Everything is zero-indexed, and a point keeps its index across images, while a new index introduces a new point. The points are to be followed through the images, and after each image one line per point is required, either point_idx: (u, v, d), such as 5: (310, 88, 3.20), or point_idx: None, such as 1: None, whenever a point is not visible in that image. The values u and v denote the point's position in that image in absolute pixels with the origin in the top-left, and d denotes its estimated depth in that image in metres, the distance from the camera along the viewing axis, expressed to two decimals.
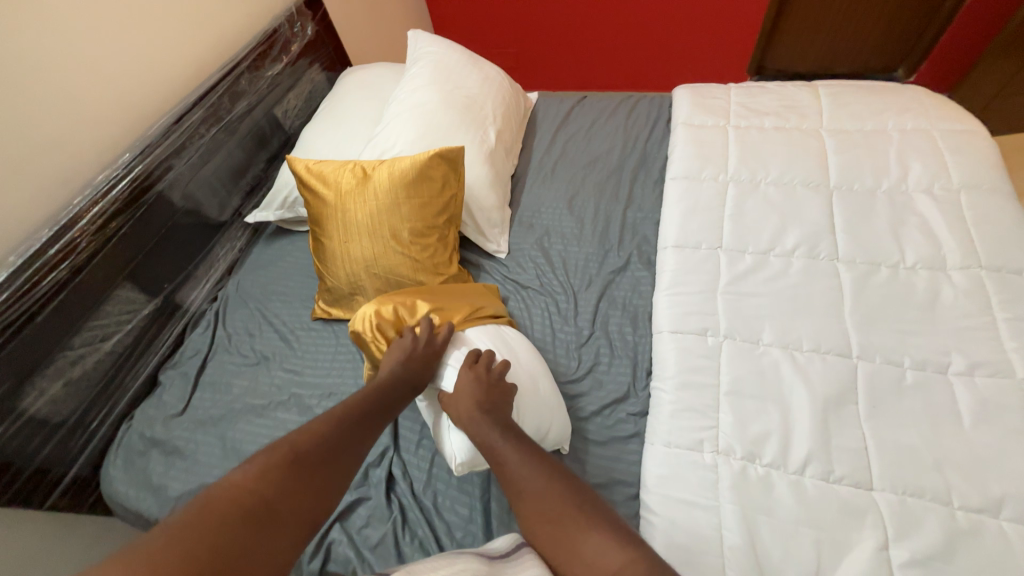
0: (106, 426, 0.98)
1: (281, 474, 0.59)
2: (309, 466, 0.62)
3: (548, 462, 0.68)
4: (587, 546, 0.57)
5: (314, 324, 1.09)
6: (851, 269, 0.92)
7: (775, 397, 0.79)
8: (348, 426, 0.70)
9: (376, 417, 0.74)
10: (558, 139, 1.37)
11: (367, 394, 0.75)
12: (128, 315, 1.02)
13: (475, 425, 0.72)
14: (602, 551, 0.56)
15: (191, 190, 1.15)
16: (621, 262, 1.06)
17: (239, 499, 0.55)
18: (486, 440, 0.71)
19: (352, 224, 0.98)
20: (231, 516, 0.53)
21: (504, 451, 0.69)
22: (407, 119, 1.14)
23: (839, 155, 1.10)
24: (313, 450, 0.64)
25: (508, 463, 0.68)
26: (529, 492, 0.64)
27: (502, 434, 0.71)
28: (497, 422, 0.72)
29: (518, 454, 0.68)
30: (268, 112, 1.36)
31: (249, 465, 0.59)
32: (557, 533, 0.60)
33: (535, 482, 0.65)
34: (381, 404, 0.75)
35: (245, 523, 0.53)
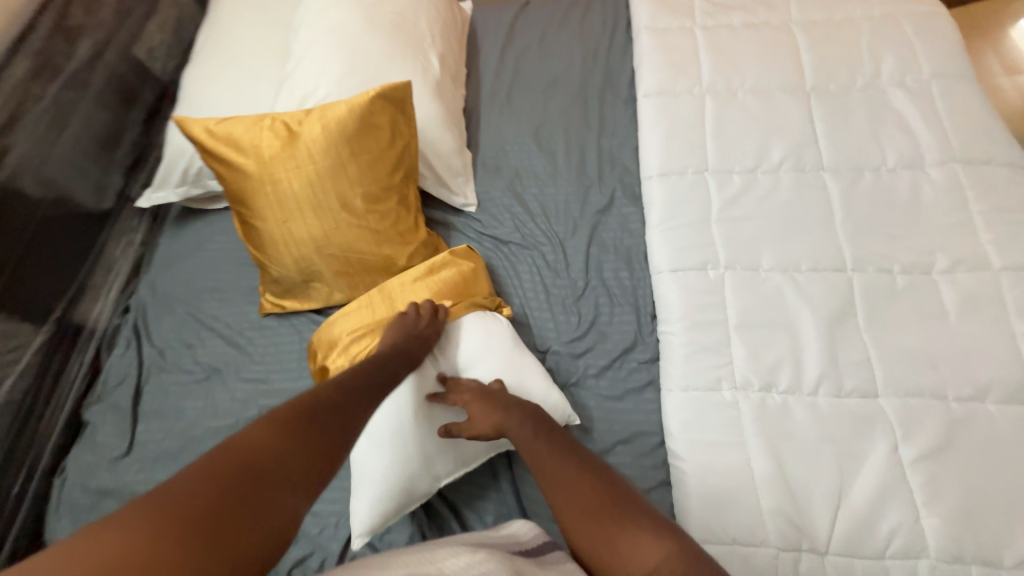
0: (31, 485, 0.80)
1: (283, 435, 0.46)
2: (313, 421, 0.49)
3: (580, 451, 0.60)
4: (624, 545, 0.49)
5: (266, 321, 0.93)
6: (837, 178, 0.89)
7: (782, 322, 0.78)
8: (353, 385, 0.57)
9: (381, 380, 0.62)
10: (508, 59, 1.18)
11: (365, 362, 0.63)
12: (14, 351, 0.80)
13: (501, 423, 0.66)
14: (643, 553, 0.48)
15: (48, 176, 0.87)
16: (605, 199, 0.97)
17: (238, 464, 0.42)
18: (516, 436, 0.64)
19: (288, 198, 0.79)
20: (225, 483, 0.40)
21: (540, 443, 0.61)
22: (325, 51, 0.90)
23: (813, 52, 1.03)
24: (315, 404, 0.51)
25: (538, 458, 0.60)
26: (563, 488, 0.56)
27: (534, 427, 0.64)
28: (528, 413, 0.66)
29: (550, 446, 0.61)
30: (125, 54, 1.03)
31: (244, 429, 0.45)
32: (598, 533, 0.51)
33: (569, 476, 0.56)
34: (380, 372, 0.63)
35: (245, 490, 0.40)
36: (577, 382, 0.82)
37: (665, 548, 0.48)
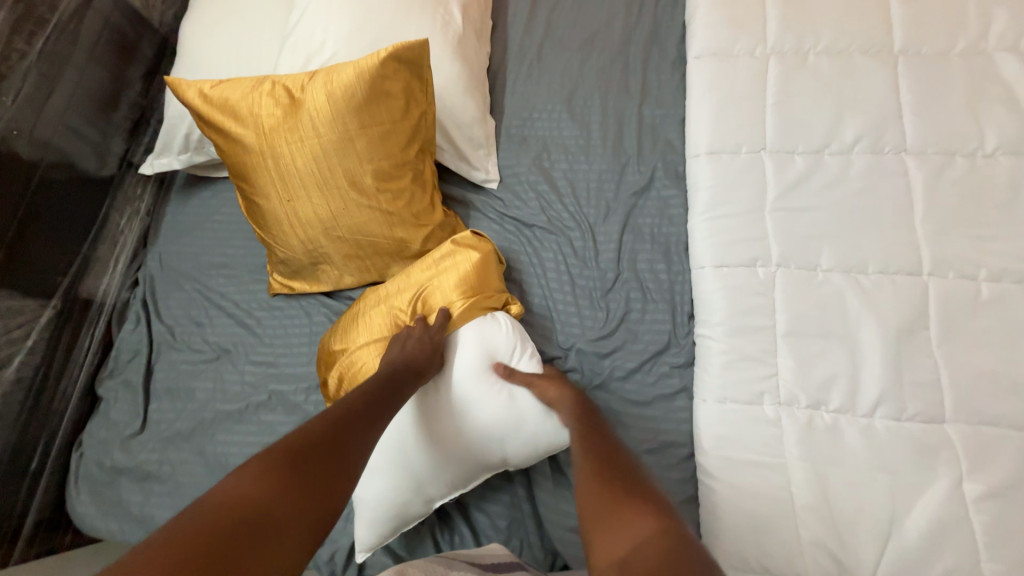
0: (51, 458, 0.82)
1: (283, 475, 0.44)
2: (315, 455, 0.47)
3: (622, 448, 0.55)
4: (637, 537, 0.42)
5: (275, 301, 0.88)
6: (921, 163, 0.76)
7: (840, 333, 0.69)
8: (360, 411, 0.54)
9: (388, 401, 0.58)
10: (540, 9, 1.03)
11: (377, 378, 0.60)
12: (21, 327, 0.79)
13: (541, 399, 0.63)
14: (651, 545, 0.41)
15: (41, 138, 0.82)
16: (643, 179, 0.86)
17: (237, 511, 0.40)
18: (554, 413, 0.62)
19: (291, 174, 0.71)
20: (222, 528, 0.39)
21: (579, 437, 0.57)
22: (332, 1, 0.79)
23: (905, 6, 0.86)
24: (318, 437, 0.49)
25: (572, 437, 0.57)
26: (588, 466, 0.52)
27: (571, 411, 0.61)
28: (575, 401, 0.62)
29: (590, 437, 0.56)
30: (118, 1, 0.93)
31: (241, 471, 0.44)
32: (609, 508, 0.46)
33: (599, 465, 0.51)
34: (385, 388, 0.59)
35: (246, 534, 0.39)
36: (602, 385, 0.76)
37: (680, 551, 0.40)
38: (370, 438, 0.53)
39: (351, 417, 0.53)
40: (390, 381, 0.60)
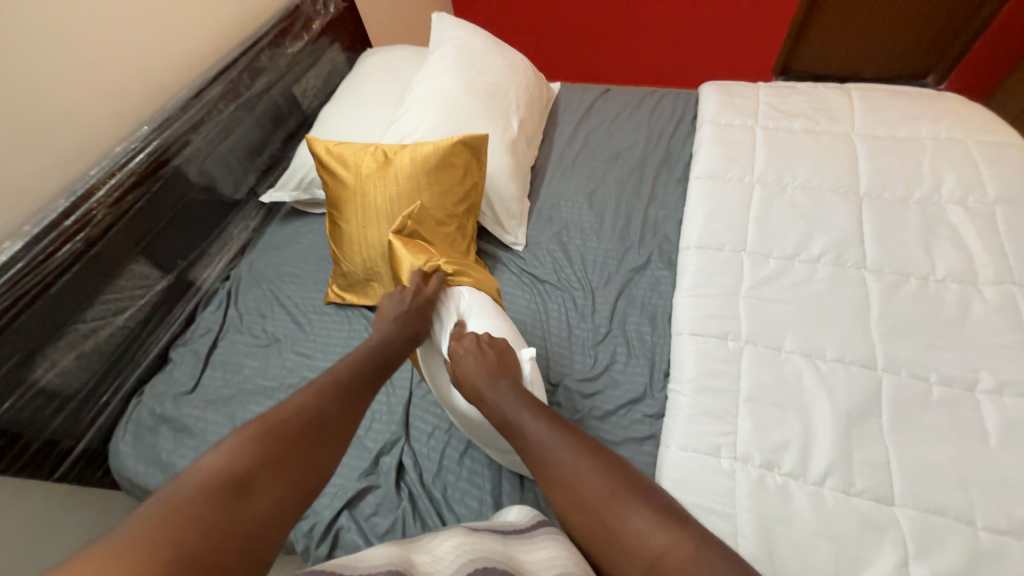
0: (116, 400, 0.98)
1: (260, 448, 0.54)
2: (294, 434, 0.57)
3: (576, 433, 0.63)
4: (631, 528, 0.54)
5: (327, 308, 1.08)
6: (878, 279, 0.90)
7: (797, 405, 0.77)
8: (339, 392, 0.64)
9: (365, 387, 0.67)
10: (580, 132, 1.35)
11: (357, 361, 0.70)
12: (141, 290, 1.02)
13: (491, 395, 0.68)
14: (647, 534, 0.53)
15: (207, 166, 1.13)
16: (641, 260, 1.04)
17: (217, 481, 0.49)
18: (504, 412, 0.67)
19: (371, 209, 0.96)
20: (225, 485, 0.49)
21: (532, 427, 0.64)
22: (429, 105, 1.11)
23: (869, 162, 1.07)
24: (298, 416, 0.58)
25: (532, 432, 0.63)
26: (561, 468, 0.59)
27: (519, 403, 0.67)
28: (517, 391, 0.68)
29: (542, 428, 0.63)
30: (287, 91, 1.34)
31: (222, 447, 0.53)
32: (599, 519, 0.56)
33: (566, 459, 0.60)
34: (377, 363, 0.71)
35: (228, 498, 0.48)
36: (580, 419, 0.85)
37: (666, 531, 0.53)
38: (344, 421, 0.62)
39: (329, 399, 0.62)
40: (367, 366, 0.70)
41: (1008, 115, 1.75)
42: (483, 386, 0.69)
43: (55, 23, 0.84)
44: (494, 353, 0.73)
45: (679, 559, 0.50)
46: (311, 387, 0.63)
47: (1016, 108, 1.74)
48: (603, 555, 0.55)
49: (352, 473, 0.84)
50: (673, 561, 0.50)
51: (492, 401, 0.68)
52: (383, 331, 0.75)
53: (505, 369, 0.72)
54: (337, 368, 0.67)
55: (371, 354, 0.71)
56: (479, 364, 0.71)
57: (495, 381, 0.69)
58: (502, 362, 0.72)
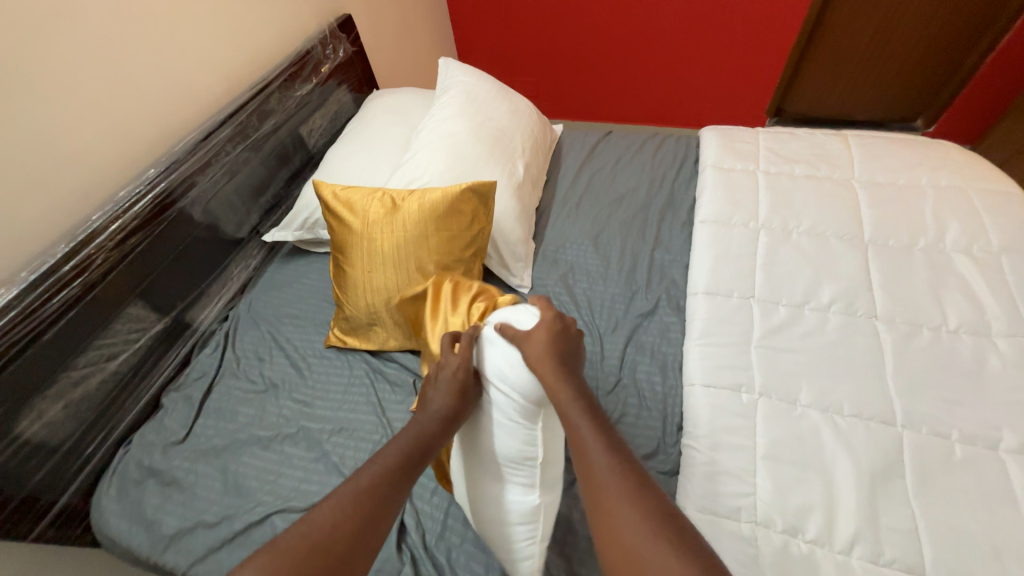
0: (102, 451, 0.93)
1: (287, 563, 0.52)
2: (318, 545, 0.54)
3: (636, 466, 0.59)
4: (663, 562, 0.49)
5: (328, 351, 1.06)
6: (891, 329, 0.89)
7: (816, 465, 0.74)
8: (355, 511, 0.58)
9: (404, 483, 0.63)
10: (584, 173, 1.37)
11: (393, 463, 0.64)
12: (137, 333, 0.99)
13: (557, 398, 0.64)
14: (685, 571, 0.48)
15: (212, 207, 1.13)
16: (649, 305, 1.03)
17: None
18: (569, 422, 0.63)
19: (378, 254, 0.95)
20: None
21: (590, 446, 0.61)
22: (436, 149, 1.12)
23: (873, 210, 1.08)
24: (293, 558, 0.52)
25: (589, 448, 0.60)
26: (610, 487, 0.57)
27: (589, 420, 0.63)
28: (585, 406, 0.64)
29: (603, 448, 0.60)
30: (293, 131, 1.35)
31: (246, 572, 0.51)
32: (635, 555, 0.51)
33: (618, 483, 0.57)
34: (417, 455, 0.66)
35: None
36: None
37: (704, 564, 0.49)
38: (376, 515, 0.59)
39: (353, 507, 0.58)
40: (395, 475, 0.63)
41: (999, 158, 1.80)
42: (562, 388, 0.65)
43: (64, 72, 0.85)
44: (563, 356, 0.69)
45: None
46: (327, 506, 0.58)
47: (1006, 151, 1.78)
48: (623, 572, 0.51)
49: None
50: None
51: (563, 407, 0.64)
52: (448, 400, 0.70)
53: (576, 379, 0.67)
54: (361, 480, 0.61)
55: (413, 448, 0.66)
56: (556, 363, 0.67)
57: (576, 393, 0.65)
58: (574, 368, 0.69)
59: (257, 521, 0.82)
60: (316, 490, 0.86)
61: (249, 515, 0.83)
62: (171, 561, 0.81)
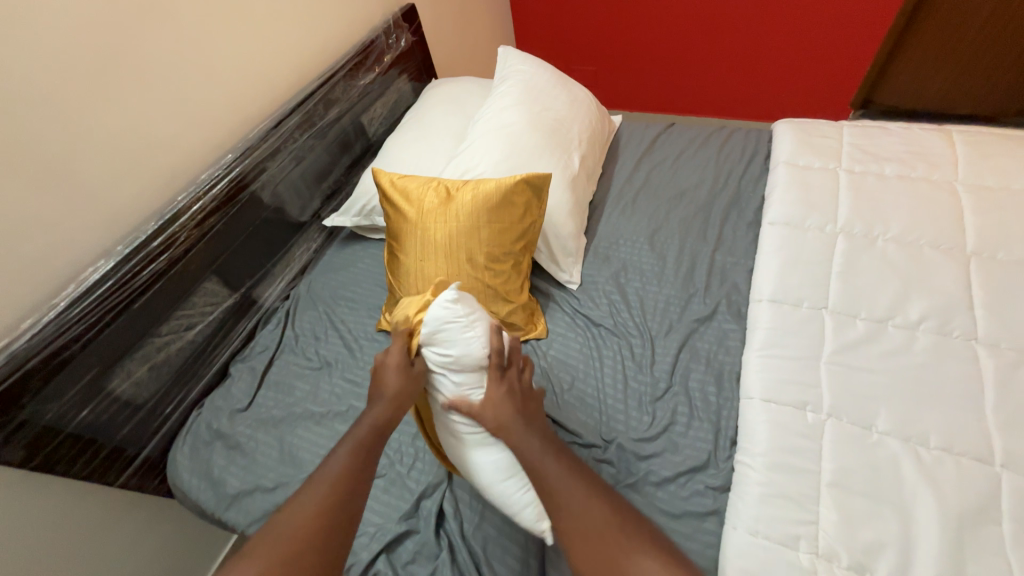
0: (178, 412, 1.02)
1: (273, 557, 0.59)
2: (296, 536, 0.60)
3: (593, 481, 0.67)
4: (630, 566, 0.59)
5: (378, 335, 1.09)
6: (994, 355, 0.78)
7: (892, 500, 0.67)
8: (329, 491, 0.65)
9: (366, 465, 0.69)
10: (642, 168, 1.31)
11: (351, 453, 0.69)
12: (211, 306, 1.07)
13: (509, 427, 0.70)
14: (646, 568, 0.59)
15: (279, 191, 1.19)
16: (706, 310, 0.98)
17: None
18: (525, 448, 0.69)
19: (430, 243, 0.96)
20: None
21: (546, 460, 0.68)
22: (491, 139, 1.11)
23: (979, 217, 0.95)
24: (288, 540, 0.60)
25: (545, 472, 0.67)
26: (570, 507, 0.64)
27: (541, 442, 0.69)
28: (536, 430, 0.71)
29: (557, 466, 0.67)
30: (355, 119, 1.39)
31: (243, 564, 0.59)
32: (606, 557, 0.60)
33: (576, 497, 0.64)
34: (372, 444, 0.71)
35: None
36: (634, 483, 0.79)
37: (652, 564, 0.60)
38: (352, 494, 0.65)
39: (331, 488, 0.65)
40: (362, 454, 0.69)
41: None
42: (516, 422, 0.70)
43: (155, 61, 0.92)
44: (518, 387, 0.74)
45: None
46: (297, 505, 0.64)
47: None
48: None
49: (391, 514, 0.82)
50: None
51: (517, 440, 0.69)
52: (396, 379, 0.74)
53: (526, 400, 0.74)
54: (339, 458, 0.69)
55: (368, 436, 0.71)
56: (509, 397, 0.72)
57: (526, 419, 0.71)
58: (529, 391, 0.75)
59: None
60: None
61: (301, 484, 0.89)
62: (233, 518, 0.89)
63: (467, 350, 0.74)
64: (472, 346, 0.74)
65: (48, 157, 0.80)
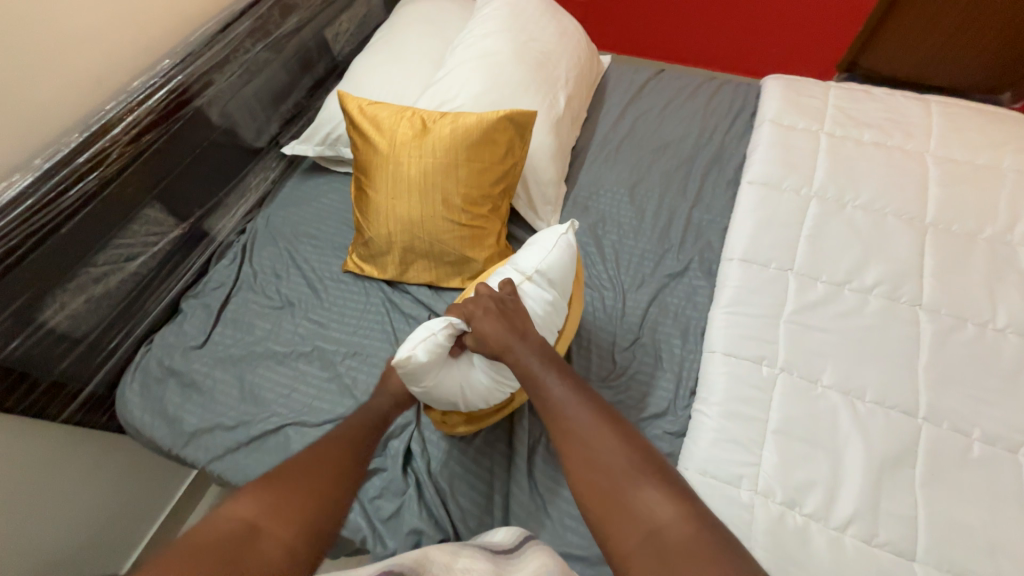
0: (124, 347, 0.96)
1: (266, 499, 0.53)
2: (297, 488, 0.54)
3: (625, 428, 0.59)
4: (637, 496, 0.53)
5: (344, 276, 1.04)
6: (933, 320, 0.84)
7: (827, 445, 0.74)
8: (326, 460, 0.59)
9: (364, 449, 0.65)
10: (627, 115, 1.25)
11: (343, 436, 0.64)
12: (155, 236, 0.97)
13: (514, 347, 0.68)
14: (655, 502, 0.52)
15: (230, 110, 1.06)
16: (679, 266, 0.99)
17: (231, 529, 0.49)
18: (525, 366, 0.67)
19: (403, 180, 0.90)
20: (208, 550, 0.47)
21: (550, 384, 0.64)
22: (472, 69, 1.02)
23: (941, 189, 0.98)
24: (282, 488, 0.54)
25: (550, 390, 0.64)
26: (573, 429, 0.59)
27: (545, 364, 0.66)
28: (540, 351, 0.68)
29: (583, 410, 0.61)
30: (318, 33, 1.23)
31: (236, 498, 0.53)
32: (605, 483, 0.54)
33: (580, 421, 0.60)
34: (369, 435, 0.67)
35: (233, 546, 0.48)
36: None
37: (671, 500, 0.52)
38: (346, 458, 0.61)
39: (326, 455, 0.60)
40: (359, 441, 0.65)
41: None
42: (506, 335, 0.69)
43: None
44: (510, 308, 0.72)
45: (689, 534, 0.49)
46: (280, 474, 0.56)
47: None
48: (614, 533, 0.52)
49: None
50: (676, 531, 0.49)
51: (541, 380, 0.65)
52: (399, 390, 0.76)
53: (525, 323, 0.71)
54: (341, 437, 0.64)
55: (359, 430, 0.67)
56: (503, 319, 0.70)
57: (531, 339, 0.69)
58: (533, 328, 0.71)
59: (273, 430, 0.86)
60: (328, 407, 0.88)
61: (264, 423, 0.87)
62: (191, 454, 0.87)
63: (546, 259, 0.78)
64: (552, 266, 0.78)
65: None
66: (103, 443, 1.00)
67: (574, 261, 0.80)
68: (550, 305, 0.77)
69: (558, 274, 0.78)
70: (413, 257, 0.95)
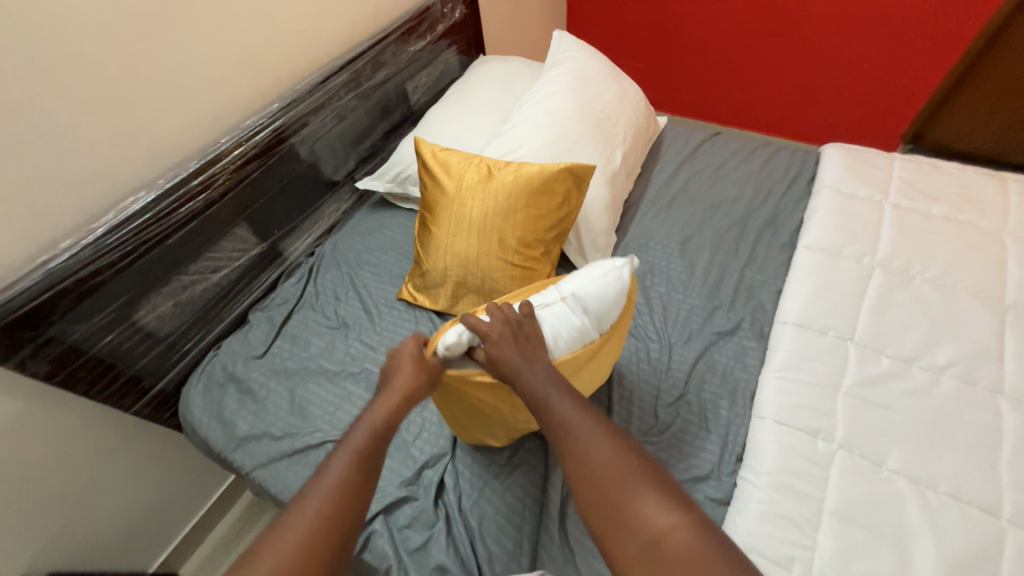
0: (196, 350, 1.05)
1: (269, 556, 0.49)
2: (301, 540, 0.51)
3: (622, 436, 0.57)
4: (639, 508, 0.50)
5: (398, 304, 1.10)
6: (1017, 410, 0.77)
7: (892, 536, 0.67)
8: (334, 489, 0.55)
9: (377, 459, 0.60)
10: (681, 173, 1.29)
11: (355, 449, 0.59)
12: (239, 253, 1.08)
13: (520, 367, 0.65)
14: (659, 515, 0.49)
15: (317, 148, 1.19)
16: (729, 324, 0.97)
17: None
18: (531, 388, 0.64)
19: (464, 219, 0.96)
20: None
21: (555, 401, 0.61)
22: (536, 123, 1.10)
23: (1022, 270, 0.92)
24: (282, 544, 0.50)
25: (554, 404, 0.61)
26: (574, 442, 0.57)
27: (550, 381, 0.64)
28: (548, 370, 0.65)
29: (584, 421, 0.59)
30: (400, 86, 1.38)
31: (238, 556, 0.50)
32: (607, 499, 0.52)
33: (582, 433, 0.57)
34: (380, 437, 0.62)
35: None
36: None
37: (678, 519, 0.49)
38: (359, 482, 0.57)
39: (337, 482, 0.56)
40: (370, 445, 0.60)
41: None
42: (515, 357, 0.66)
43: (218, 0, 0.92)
44: (526, 333, 0.69)
45: (691, 545, 0.47)
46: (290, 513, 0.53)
47: None
48: (616, 550, 0.50)
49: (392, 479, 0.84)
50: (676, 544, 0.47)
51: (546, 400, 0.62)
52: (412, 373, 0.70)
53: (536, 349, 0.68)
54: (351, 447, 0.60)
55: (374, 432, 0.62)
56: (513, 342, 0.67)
57: (538, 361, 0.66)
58: (541, 351, 0.68)
59: (315, 445, 0.89)
60: None
61: (308, 437, 0.90)
62: (238, 459, 0.91)
63: (585, 287, 0.75)
64: (590, 295, 0.75)
65: (105, 83, 0.81)
66: (161, 441, 1.07)
67: (619, 297, 0.76)
68: (577, 332, 0.74)
69: (593, 304, 0.74)
70: (462, 283, 0.99)
